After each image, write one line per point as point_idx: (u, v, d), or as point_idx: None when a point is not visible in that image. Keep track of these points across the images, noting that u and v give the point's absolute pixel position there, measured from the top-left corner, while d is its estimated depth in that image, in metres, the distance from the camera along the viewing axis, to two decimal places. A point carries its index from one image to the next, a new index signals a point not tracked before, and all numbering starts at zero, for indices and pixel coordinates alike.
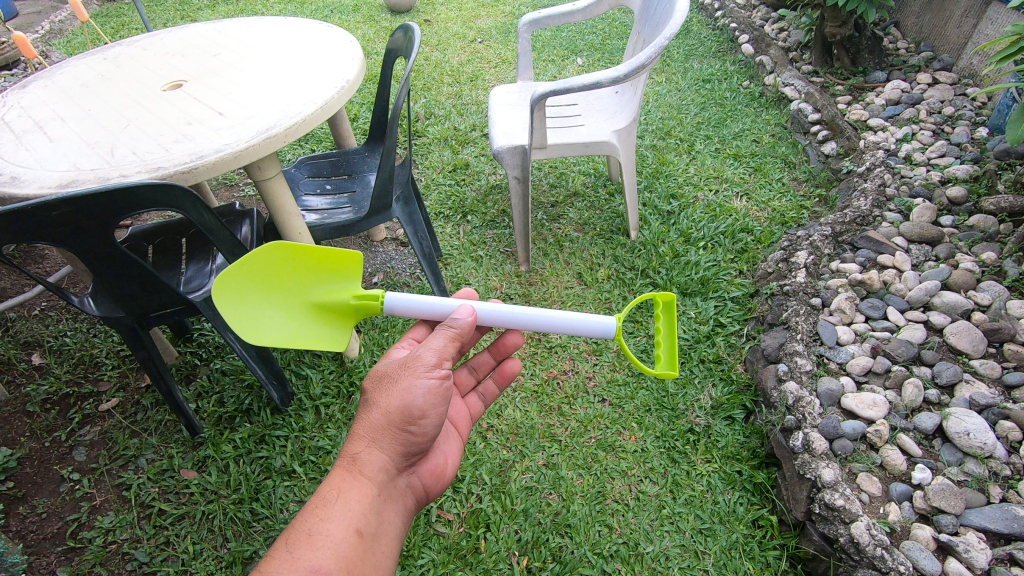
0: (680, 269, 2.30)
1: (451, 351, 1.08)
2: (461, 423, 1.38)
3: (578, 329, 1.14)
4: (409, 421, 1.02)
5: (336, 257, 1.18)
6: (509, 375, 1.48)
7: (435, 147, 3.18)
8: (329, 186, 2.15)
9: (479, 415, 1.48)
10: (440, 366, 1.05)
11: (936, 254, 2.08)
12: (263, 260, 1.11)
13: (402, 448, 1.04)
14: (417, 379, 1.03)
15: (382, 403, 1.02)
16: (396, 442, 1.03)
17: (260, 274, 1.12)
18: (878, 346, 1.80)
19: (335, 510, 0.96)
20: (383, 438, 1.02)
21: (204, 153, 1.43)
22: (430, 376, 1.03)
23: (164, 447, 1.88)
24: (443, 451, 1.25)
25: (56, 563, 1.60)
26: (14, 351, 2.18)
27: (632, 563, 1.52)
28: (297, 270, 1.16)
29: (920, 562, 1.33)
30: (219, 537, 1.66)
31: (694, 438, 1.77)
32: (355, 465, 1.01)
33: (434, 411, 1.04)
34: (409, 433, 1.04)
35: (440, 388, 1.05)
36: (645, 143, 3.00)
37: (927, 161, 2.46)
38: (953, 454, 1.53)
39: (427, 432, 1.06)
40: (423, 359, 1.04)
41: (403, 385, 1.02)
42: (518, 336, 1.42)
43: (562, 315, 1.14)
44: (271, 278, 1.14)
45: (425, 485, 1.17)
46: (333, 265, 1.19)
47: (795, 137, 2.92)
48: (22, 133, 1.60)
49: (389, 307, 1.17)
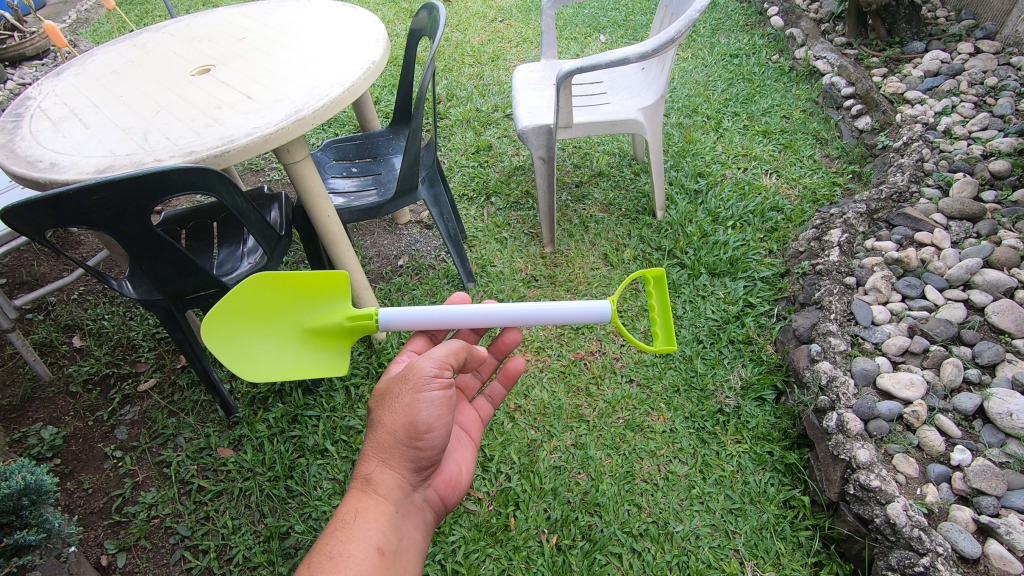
0: (708, 249, 2.27)
1: (450, 360, 1.07)
2: (473, 428, 1.38)
3: (573, 317, 1.14)
4: (416, 436, 1.03)
5: (321, 280, 1.21)
6: (513, 373, 1.44)
7: (457, 129, 3.17)
8: (356, 169, 2.16)
9: (489, 417, 1.48)
10: (441, 377, 1.05)
11: (977, 230, 2.01)
12: (252, 292, 1.13)
13: (413, 463, 1.05)
14: (419, 394, 1.02)
15: (387, 421, 1.03)
16: (406, 458, 1.04)
17: (248, 311, 1.15)
18: (916, 326, 1.76)
19: (354, 531, 0.98)
20: (393, 455, 1.03)
21: (235, 136, 1.45)
22: (432, 389, 1.03)
23: (202, 426, 1.93)
24: (456, 459, 1.26)
25: (104, 536, 1.67)
26: (56, 334, 2.25)
27: (662, 541, 1.53)
28: (283, 299, 1.19)
29: (959, 543, 1.31)
30: (256, 513, 1.71)
31: (724, 419, 1.75)
32: (369, 485, 1.03)
33: (440, 423, 1.04)
34: (417, 448, 1.04)
35: (444, 399, 1.04)
36: (671, 121, 2.94)
37: (968, 134, 2.37)
38: (994, 435, 1.49)
39: (436, 445, 1.06)
40: (422, 371, 1.03)
41: (406, 401, 1.02)
42: (516, 333, 1.39)
43: (555, 305, 1.13)
44: (259, 311, 1.16)
45: (442, 496, 1.18)
46: (321, 289, 1.23)
47: (827, 112, 2.84)
48: (58, 120, 1.63)
49: (384, 323, 1.19)
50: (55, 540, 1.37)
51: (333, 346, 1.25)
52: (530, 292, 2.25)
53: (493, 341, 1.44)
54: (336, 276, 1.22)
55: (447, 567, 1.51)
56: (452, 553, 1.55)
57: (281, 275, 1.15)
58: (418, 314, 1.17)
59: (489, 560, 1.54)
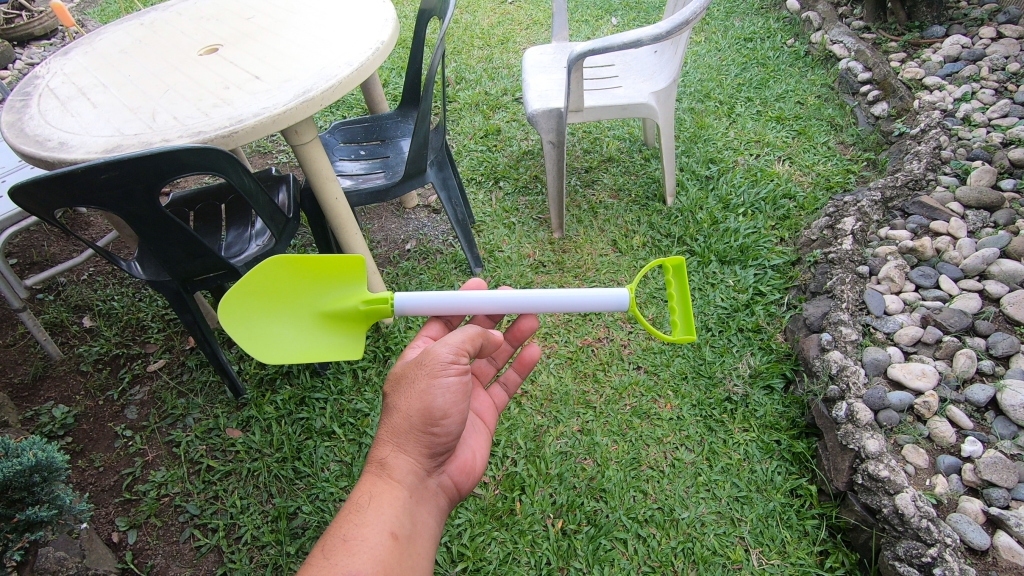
0: (719, 236, 2.24)
1: (467, 346, 1.08)
2: (487, 414, 1.38)
3: (588, 305, 1.15)
4: (431, 422, 1.03)
5: (336, 265, 1.22)
6: (528, 361, 1.44)
7: (466, 113, 3.14)
8: (363, 151, 2.14)
9: (504, 405, 1.46)
10: (457, 363, 1.05)
11: (994, 220, 1.97)
12: (266, 274, 1.15)
13: (428, 449, 1.05)
14: (435, 379, 1.03)
15: (403, 406, 1.03)
16: (421, 444, 1.04)
17: (264, 294, 1.16)
18: (929, 316, 1.73)
19: (369, 515, 0.98)
20: (408, 440, 1.04)
21: (243, 117, 1.43)
22: (447, 374, 1.03)
23: (210, 407, 1.95)
24: (470, 447, 1.25)
25: (114, 513, 1.69)
26: (66, 314, 2.27)
27: (667, 528, 1.53)
28: (299, 284, 1.20)
29: (967, 534, 1.31)
30: (264, 493, 1.72)
31: (731, 407, 1.75)
32: (384, 469, 1.03)
33: (456, 409, 1.05)
34: (432, 434, 1.04)
35: (460, 385, 1.05)
36: (683, 106, 2.89)
37: (987, 122, 2.32)
38: (1006, 427, 1.48)
39: (451, 431, 1.06)
40: (438, 357, 1.04)
41: (422, 386, 1.02)
42: (533, 319, 1.41)
43: (572, 293, 1.15)
44: (275, 294, 1.18)
45: (456, 483, 1.18)
46: (336, 273, 1.23)
47: (843, 98, 2.78)
48: (67, 99, 1.62)
49: (399, 307, 1.20)
50: (67, 516, 1.39)
51: (348, 330, 1.24)
52: (538, 278, 2.24)
53: (509, 327, 1.45)
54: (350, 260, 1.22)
55: (452, 549, 1.53)
56: (457, 536, 1.56)
57: (294, 258, 1.16)
58: (434, 299, 1.18)
59: (494, 543, 1.54)
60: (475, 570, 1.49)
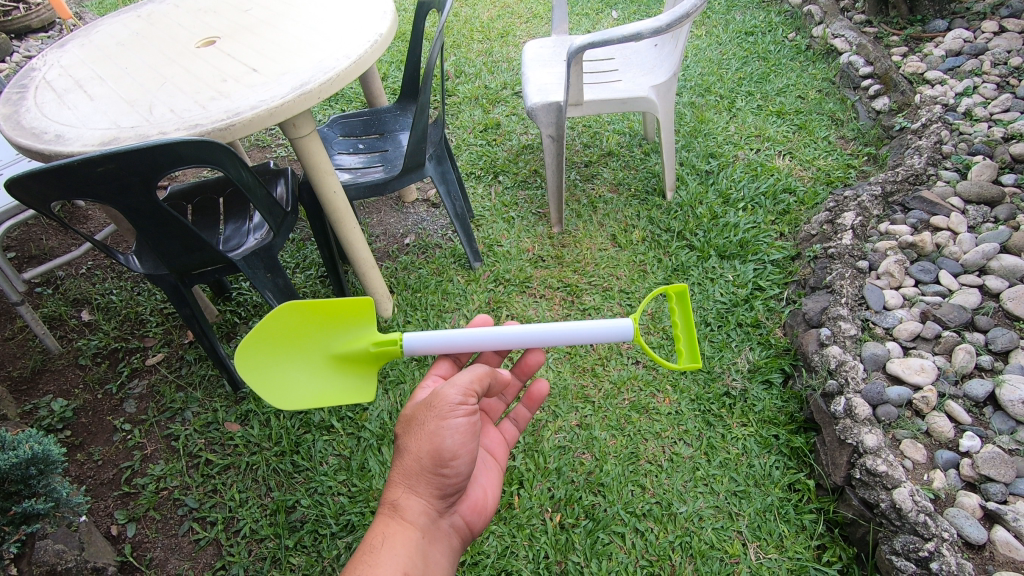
0: (718, 231, 2.24)
1: (474, 386, 1.06)
2: (498, 451, 1.36)
3: (594, 337, 1.14)
4: (441, 463, 1.02)
5: (346, 308, 1.21)
6: (538, 396, 1.44)
7: (465, 107, 3.12)
8: (362, 145, 2.13)
9: (514, 439, 1.46)
10: (465, 404, 1.04)
11: (995, 215, 1.96)
12: (280, 321, 1.16)
13: (439, 490, 1.05)
14: (444, 421, 1.01)
15: (413, 448, 1.02)
16: (432, 485, 1.03)
17: (277, 340, 1.17)
18: (928, 311, 1.73)
19: (382, 556, 0.98)
20: (419, 483, 1.03)
21: (240, 110, 1.43)
22: (456, 416, 1.02)
23: (209, 401, 1.95)
24: (481, 484, 1.24)
25: (114, 506, 1.69)
26: (65, 308, 2.26)
27: (665, 522, 1.54)
28: (311, 327, 1.20)
29: (965, 529, 1.31)
30: (263, 486, 1.72)
31: (730, 402, 1.75)
32: (395, 510, 1.03)
33: (465, 450, 1.03)
34: (443, 476, 1.03)
35: (469, 426, 1.03)
36: (683, 100, 2.88)
37: (989, 116, 2.31)
38: (1005, 422, 1.47)
39: (462, 472, 1.05)
40: (447, 399, 1.03)
41: (431, 428, 1.01)
42: (538, 353, 1.38)
43: (578, 327, 1.14)
44: (288, 339, 1.18)
45: (468, 522, 1.18)
46: (346, 315, 1.23)
47: (844, 92, 2.77)
48: (63, 92, 1.61)
49: (409, 347, 1.19)
50: (64, 508, 1.40)
51: (361, 372, 1.26)
52: (537, 273, 2.24)
53: (516, 362, 1.42)
54: (360, 303, 1.21)
55: None
56: None
57: (307, 304, 1.17)
58: (441, 337, 1.17)
59: (492, 536, 1.54)
60: (473, 564, 1.49)
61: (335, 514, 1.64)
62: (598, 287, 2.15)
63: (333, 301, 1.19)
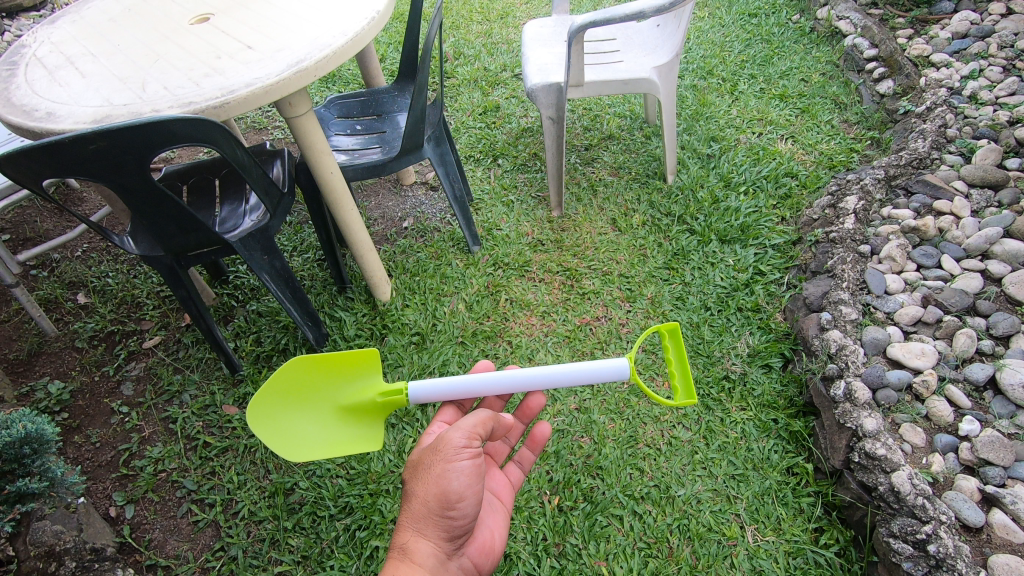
0: (719, 215, 2.22)
1: (479, 429, 1.07)
2: (504, 493, 1.35)
3: (591, 377, 1.14)
4: (448, 506, 1.01)
5: (352, 360, 1.22)
6: (540, 440, 1.40)
7: (464, 89, 3.08)
8: (359, 126, 2.10)
9: (520, 482, 1.43)
10: (471, 446, 1.04)
11: (999, 199, 1.94)
12: (288, 375, 1.17)
13: (447, 533, 1.03)
14: (450, 464, 1.01)
15: (420, 492, 1.02)
16: (440, 528, 1.02)
17: (285, 394, 1.18)
18: (930, 296, 1.72)
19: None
20: (427, 526, 1.02)
21: (235, 87, 1.40)
22: (462, 458, 1.02)
23: (207, 384, 1.94)
24: (488, 525, 1.24)
25: (112, 488, 1.69)
26: (61, 291, 2.25)
27: (663, 505, 1.54)
28: (319, 380, 1.21)
29: (962, 512, 1.31)
30: (261, 469, 1.72)
31: (729, 386, 1.74)
32: (405, 554, 1.01)
33: (472, 492, 1.03)
34: (450, 518, 1.02)
35: (475, 467, 1.03)
36: (685, 83, 2.84)
37: (994, 99, 2.28)
38: (1005, 406, 1.47)
39: (469, 514, 1.04)
40: (452, 443, 1.03)
41: (438, 472, 1.01)
42: (540, 397, 1.37)
43: (574, 368, 1.14)
44: (296, 392, 1.20)
45: (476, 564, 1.17)
46: (352, 366, 1.23)
47: (848, 75, 2.74)
48: (54, 69, 1.58)
49: (414, 396, 1.18)
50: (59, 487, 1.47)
51: (370, 419, 1.26)
52: (537, 257, 2.23)
53: (518, 405, 1.41)
54: (365, 355, 1.22)
55: None
56: None
57: (315, 356, 1.18)
58: (444, 386, 1.17)
59: None
60: None
61: (334, 496, 1.64)
62: (597, 271, 2.13)
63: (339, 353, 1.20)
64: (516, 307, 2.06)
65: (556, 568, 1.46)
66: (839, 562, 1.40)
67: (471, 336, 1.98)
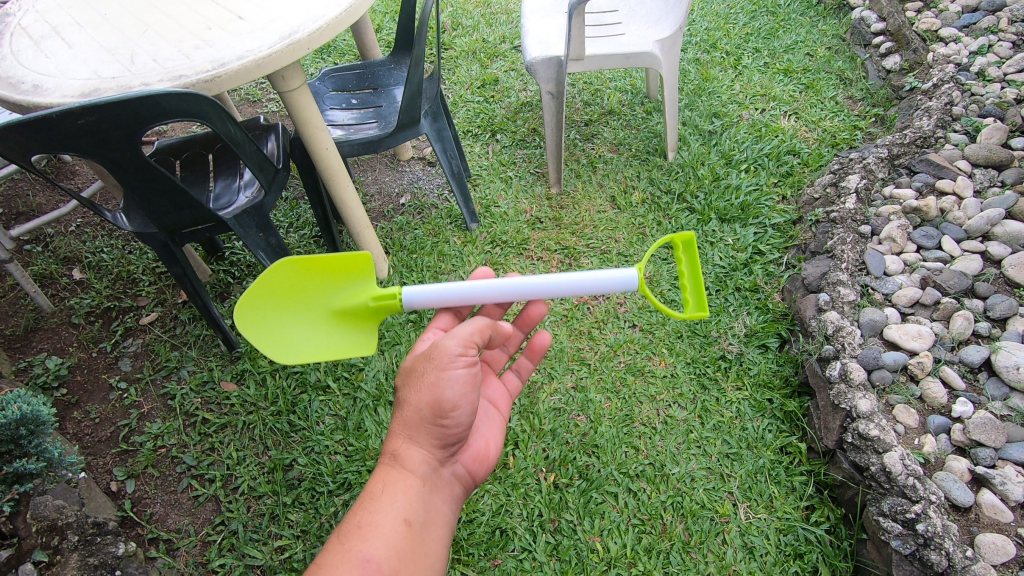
0: (719, 193, 2.21)
1: (475, 338, 1.03)
2: (501, 401, 1.32)
3: (597, 287, 1.10)
4: (441, 414, 1.00)
5: (343, 262, 1.18)
6: (540, 349, 1.39)
7: (462, 61, 3.01)
8: (355, 100, 2.06)
9: (518, 390, 1.41)
10: (466, 355, 1.01)
11: (1003, 179, 1.92)
12: (279, 276, 1.14)
13: (438, 441, 1.02)
14: (445, 372, 0.98)
15: (413, 398, 1.00)
16: (431, 436, 1.01)
17: (275, 296, 1.15)
18: (929, 278, 1.72)
19: (382, 502, 0.97)
20: (418, 432, 1.01)
21: (226, 60, 1.36)
22: (457, 367, 0.99)
23: (204, 360, 1.94)
24: (484, 434, 1.21)
25: (112, 463, 1.71)
26: (55, 266, 2.23)
27: (657, 483, 1.56)
28: (310, 280, 1.17)
29: (952, 492, 1.33)
30: (260, 445, 1.73)
31: (726, 365, 1.75)
32: (395, 459, 1.02)
33: (466, 401, 1.01)
34: (443, 426, 1.01)
35: (470, 376, 1.01)
36: (688, 56, 2.78)
37: (1003, 76, 2.23)
38: (999, 388, 1.48)
39: (462, 422, 1.03)
40: (447, 350, 0.99)
41: (431, 379, 0.98)
42: (542, 305, 1.34)
43: (579, 277, 1.09)
44: (287, 293, 1.16)
45: (471, 472, 1.15)
46: (343, 270, 1.19)
47: (854, 50, 2.69)
48: (39, 39, 1.54)
49: (408, 302, 1.15)
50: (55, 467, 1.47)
51: (363, 325, 1.21)
52: (535, 235, 2.21)
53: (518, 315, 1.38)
54: (358, 257, 1.18)
55: None
56: None
57: (303, 256, 1.14)
58: (441, 293, 1.13)
59: (487, 495, 1.57)
60: (468, 521, 1.53)
61: (333, 472, 1.66)
62: (595, 250, 2.12)
63: (331, 255, 1.16)
64: None
65: (551, 544, 1.48)
66: (828, 539, 1.43)
67: None
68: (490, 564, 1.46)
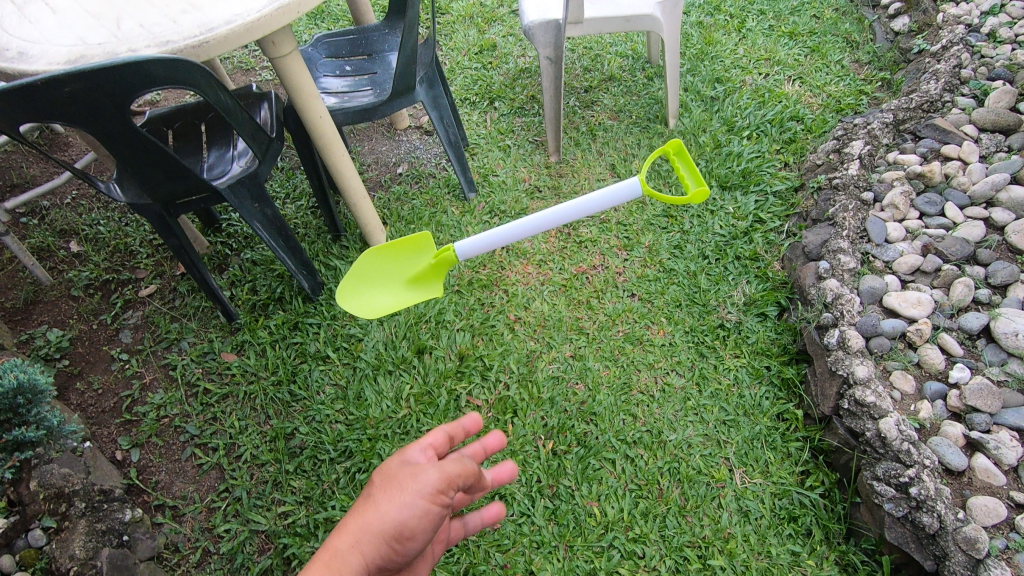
0: (721, 160, 2.18)
1: (448, 486, 0.87)
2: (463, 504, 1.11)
3: (604, 203, 1.30)
4: (400, 543, 0.83)
5: (404, 243, 1.60)
6: (504, 478, 1.15)
7: (459, 26, 2.94)
8: (349, 67, 2.01)
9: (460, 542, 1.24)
10: (442, 502, 0.86)
11: (1010, 143, 1.88)
12: (363, 264, 1.60)
13: (393, 538, 0.82)
14: (405, 502, 0.83)
15: (369, 521, 0.82)
16: (383, 545, 0.82)
17: (363, 278, 1.62)
18: (930, 245, 1.70)
19: None
20: (369, 537, 0.82)
21: (214, 25, 1.33)
22: (427, 534, 0.85)
23: (205, 332, 1.95)
24: None
25: (117, 433, 1.73)
26: (53, 239, 2.22)
27: (654, 449, 1.58)
28: (385, 262, 1.61)
29: (946, 457, 1.34)
30: (262, 414, 1.75)
31: (724, 334, 1.75)
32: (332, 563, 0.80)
33: (426, 528, 0.84)
34: (399, 552, 0.84)
35: (437, 521, 0.86)
36: (691, 19, 2.70)
37: (1014, 38, 2.17)
38: (997, 354, 1.48)
39: (416, 550, 0.86)
40: (419, 478, 0.85)
41: (392, 512, 0.82)
42: (472, 415, 1.13)
43: (586, 201, 1.29)
44: (370, 275, 1.62)
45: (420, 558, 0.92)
46: (405, 246, 1.60)
47: (863, 12, 2.62)
48: (21, 4, 1.49)
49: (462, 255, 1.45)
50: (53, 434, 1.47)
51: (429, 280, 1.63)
52: (533, 204, 2.19)
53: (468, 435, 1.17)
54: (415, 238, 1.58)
55: None
56: None
57: (378, 249, 1.59)
58: (481, 243, 1.41)
59: (487, 462, 1.59)
60: None
61: (334, 440, 1.67)
62: (595, 219, 2.10)
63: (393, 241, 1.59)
64: (512, 256, 2.04)
65: (550, 508, 1.51)
66: (823, 503, 1.46)
67: (467, 285, 1.97)
68: (490, 528, 1.49)
